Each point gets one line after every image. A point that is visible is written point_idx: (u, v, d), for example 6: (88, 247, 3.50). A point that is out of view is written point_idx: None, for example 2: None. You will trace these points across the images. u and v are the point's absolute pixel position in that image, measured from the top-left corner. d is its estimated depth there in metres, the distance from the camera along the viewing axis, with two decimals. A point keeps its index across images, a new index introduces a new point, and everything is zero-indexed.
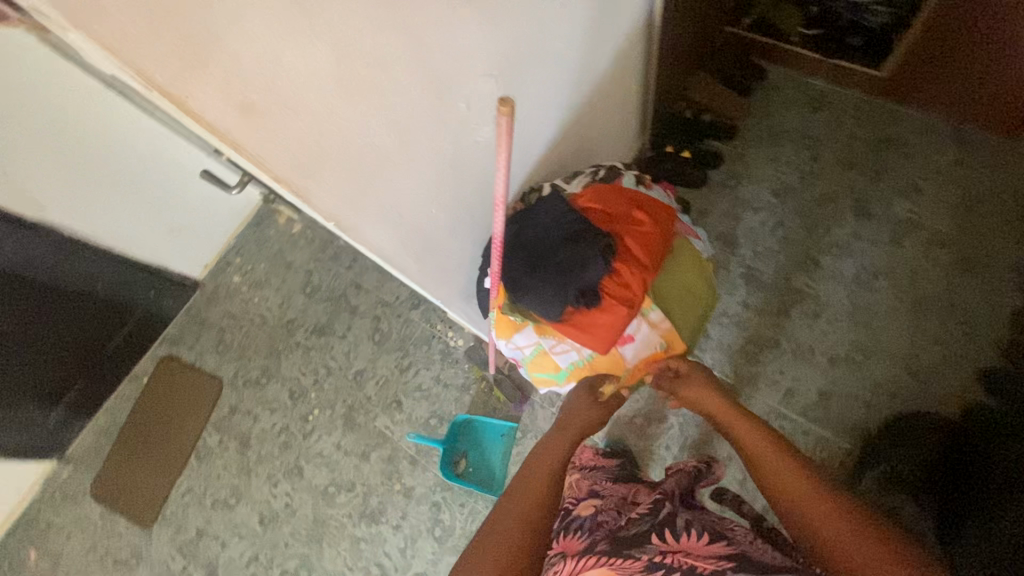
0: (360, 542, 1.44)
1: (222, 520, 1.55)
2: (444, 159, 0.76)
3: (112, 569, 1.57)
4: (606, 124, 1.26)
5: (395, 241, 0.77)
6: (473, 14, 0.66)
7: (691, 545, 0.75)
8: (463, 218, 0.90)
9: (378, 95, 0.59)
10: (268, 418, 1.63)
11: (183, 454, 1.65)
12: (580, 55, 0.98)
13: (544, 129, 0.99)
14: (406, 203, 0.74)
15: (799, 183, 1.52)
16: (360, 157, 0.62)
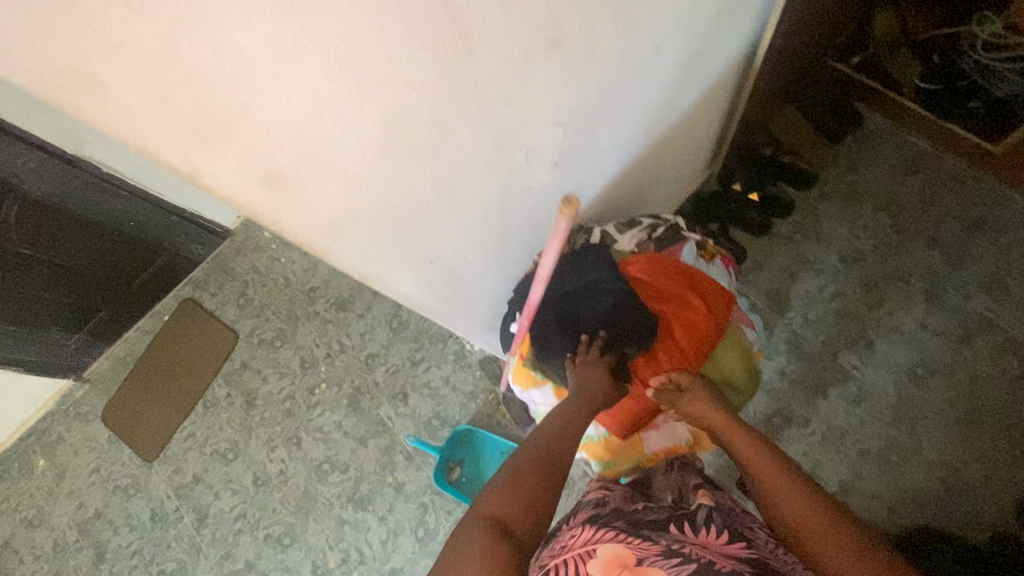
0: (345, 524, 1.47)
1: (218, 472, 1.59)
2: (491, 208, 0.69)
3: (111, 494, 1.63)
4: (673, 162, 1.15)
5: (422, 286, 0.71)
6: (552, 63, 0.57)
7: (708, 541, 0.64)
8: (500, 260, 0.83)
9: (430, 156, 0.52)
10: (276, 382, 1.64)
11: (191, 399, 1.68)
12: (664, 94, 0.87)
13: (607, 169, 0.89)
14: (441, 252, 0.68)
15: (870, 254, 1.39)
16: (397, 214, 0.55)
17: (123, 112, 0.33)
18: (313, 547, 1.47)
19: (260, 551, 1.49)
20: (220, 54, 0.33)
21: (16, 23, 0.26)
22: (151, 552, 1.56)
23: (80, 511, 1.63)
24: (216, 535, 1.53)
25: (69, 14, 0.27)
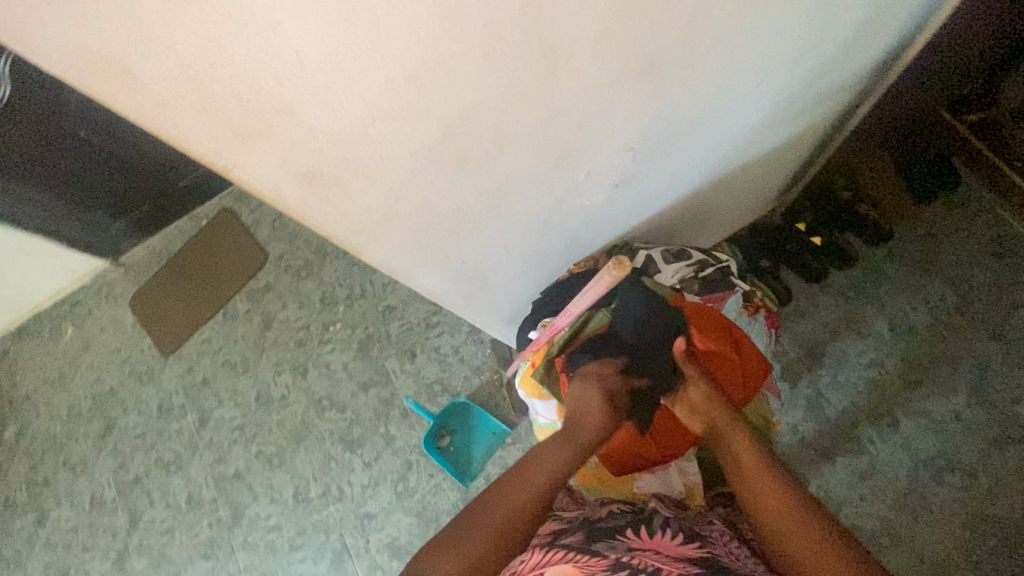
0: (331, 460, 1.52)
1: (225, 381, 1.66)
2: (538, 222, 0.66)
3: (126, 376, 1.73)
4: (741, 193, 1.08)
5: (451, 285, 0.70)
6: (631, 89, 0.52)
7: (664, 546, 0.66)
8: (535, 269, 0.80)
9: (479, 168, 0.50)
10: (294, 310, 1.68)
11: (212, 306, 1.73)
12: (753, 126, 0.79)
13: (669, 194, 0.83)
14: (477, 257, 0.66)
15: (923, 329, 1.29)
16: (435, 220, 0.54)
17: (160, 104, 0.33)
18: (297, 474, 1.53)
19: (250, 464, 1.57)
20: (262, 54, 0.32)
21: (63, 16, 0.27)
22: (152, 438, 1.66)
23: (96, 384, 1.73)
24: (214, 438, 1.62)
25: (124, 25, 0.28)
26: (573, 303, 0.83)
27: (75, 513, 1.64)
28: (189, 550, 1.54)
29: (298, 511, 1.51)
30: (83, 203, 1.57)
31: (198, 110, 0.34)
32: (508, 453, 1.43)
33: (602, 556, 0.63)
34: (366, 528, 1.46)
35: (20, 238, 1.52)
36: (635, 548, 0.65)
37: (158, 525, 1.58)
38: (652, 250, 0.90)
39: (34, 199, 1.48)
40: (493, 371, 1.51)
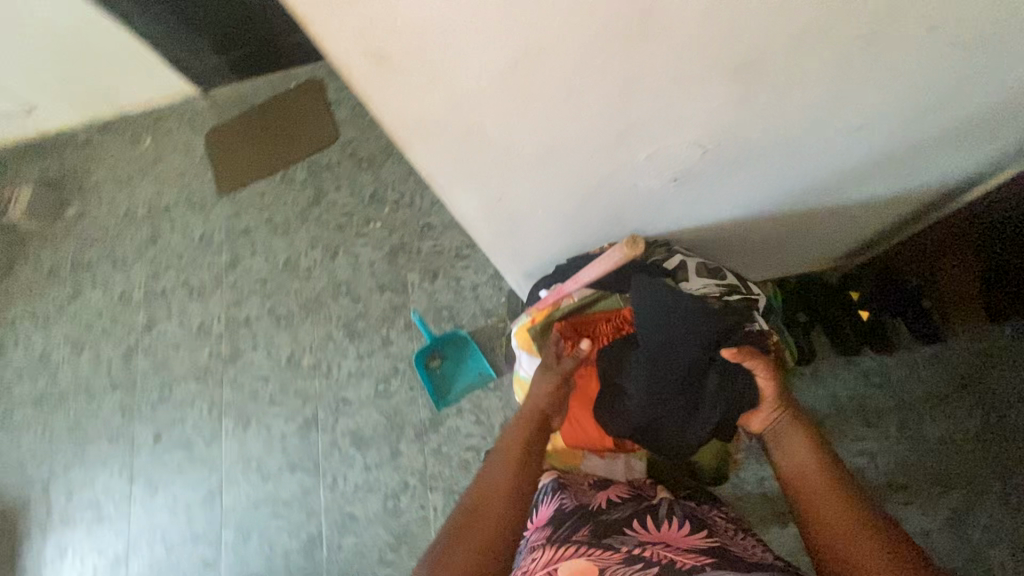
0: (330, 341, 1.62)
1: (264, 236, 1.76)
2: (584, 187, 0.66)
3: (181, 199, 1.85)
4: (803, 239, 1.03)
5: (482, 215, 0.71)
6: (718, 86, 0.51)
7: (673, 538, 0.75)
8: (567, 232, 0.81)
9: (548, 114, 0.52)
10: (344, 195, 1.74)
11: (274, 165, 1.81)
12: (836, 173, 0.76)
13: (726, 208, 0.81)
14: (514, 198, 0.67)
15: (933, 442, 1.24)
16: (488, 146, 0.56)
17: None
18: (298, 340, 1.64)
19: (260, 317, 1.69)
20: None
21: None
22: (186, 262, 1.79)
23: (155, 197, 1.87)
24: (238, 282, 1.74)
25: None
26: (584, 271, 0.85)
27: (105, 301, 1.82)
28: (186, 369, 1.70)
29: (287, 372, 1.62)
30: (191, 29, 1.67)
31: None
32: (486, 397, 1.48)
33: (614, 551, 0.72)
34: (339, 410, 1.56)
35: (125, 37, 1.63)
36: (643, 542, 0.74)
37: (168, 338, 1.74)
38: (689, 258, 0.89)
39: (151, 10, 1.58)
40: (500, 318, 1.54)
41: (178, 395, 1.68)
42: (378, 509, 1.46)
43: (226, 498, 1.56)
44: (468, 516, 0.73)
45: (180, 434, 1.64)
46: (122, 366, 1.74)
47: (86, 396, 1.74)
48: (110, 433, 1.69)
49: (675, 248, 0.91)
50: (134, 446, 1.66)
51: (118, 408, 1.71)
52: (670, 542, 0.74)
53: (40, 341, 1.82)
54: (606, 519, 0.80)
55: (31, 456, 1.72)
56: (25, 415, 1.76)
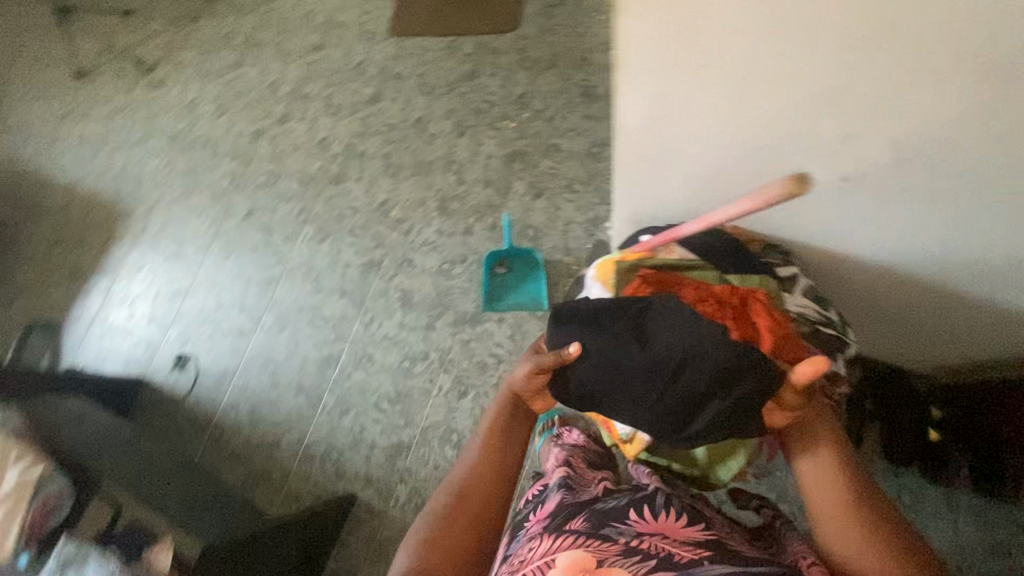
0: (421, 205, 1.70)
1: (409, 88, 1.83)
2: (744, 134, 0.78)
3: (357, 24, 1.95)
4: (891, 312, 1.06)
5: (641, 126, 0.81)
6: (905, 71, 0.66)
7: (670, 530, 0.89)
8: (695, 187, 0.89)
9: (746, 74, 0.70)
10: (494, 84, 1.76)
11: (449, 30, 1.86)
12: (945, 231, 0.85)
13: (840, 230, 0.89)
14: (681, 119, 0.79)
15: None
16: (705, 44, 0.68)
17: None
18: (395, 192, 1.73)
19: (374, 156, 1.79)
20: None
21: None
22: (336, 79, 1.90)
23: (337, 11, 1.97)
24: (369, 118, 1.83)
25: None
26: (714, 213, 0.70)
27: (258, 81, 1.98)
28: (295, 170, 1.84)
29: (373, 213, 1.73)
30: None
31: None
32: (529, 321, 1.52)
33: (612, 543, 0.86)
34: (401, 267, 1.66)
35: None
36: (642, 533, 0.88)
37: (293, 137, 1.88)
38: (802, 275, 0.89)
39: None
40: (576, 260, 1.54)
41: (280, 188, 1.83)
42: (393, 363, 1.57)
43: (278, 289, 1.73)
44: (449, 518, 0.80)
45: (267, 220, 1.81)
46: (247, 141, 1.91)
47: (209, 152, 1.93)
48: (215, 191, 1.89)
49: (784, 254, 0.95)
50: (228, 211, 1.85)
51: (229, 174, 1.89)
52: (666, 531, 0.88)
53: (195, 90, 2.02)
54: (604, 509, 0.97)
55: (150, 178, 1.95)
56: (159, 144, 1.99)
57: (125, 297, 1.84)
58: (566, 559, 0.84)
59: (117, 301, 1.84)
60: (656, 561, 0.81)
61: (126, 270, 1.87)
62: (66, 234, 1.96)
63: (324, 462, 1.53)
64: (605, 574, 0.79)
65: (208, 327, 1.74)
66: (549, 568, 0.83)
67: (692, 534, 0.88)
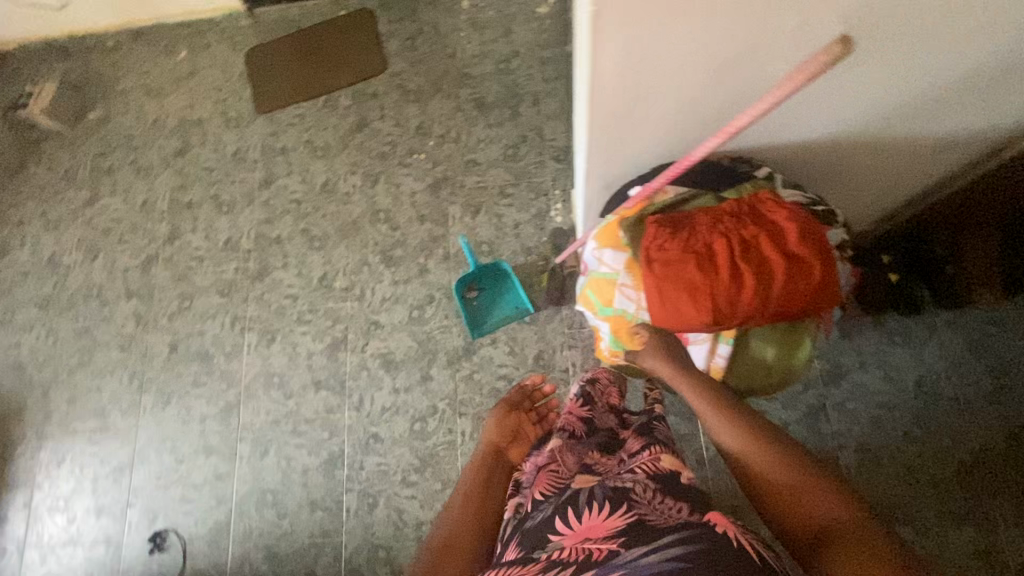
0: (362, 267, 1.61)
1: (302, 158, 1.73)
2: (746, 85, 0.77)
3: (219, 114, 1.82)
4: (880, 172, 1.02)
5: (696, 89, 0.77)
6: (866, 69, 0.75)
7: (593, 527, 0.78)
8: (712, 133, 0.87)
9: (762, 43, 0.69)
10: (390, 125, 1.72)
11: (319, 88, 1.79)
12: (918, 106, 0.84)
13: (865, 105, 0.83)
14: (708, 102, 0.80)
15: (929, 397, 1.33)
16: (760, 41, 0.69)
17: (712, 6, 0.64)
18: (329, 263, 1.62)
19: (290, 237, 1.66)
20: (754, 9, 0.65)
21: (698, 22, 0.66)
22: (215, 175, 1.76)
23: (188, 109, 1.84)
24: (270, 201, 1.71)
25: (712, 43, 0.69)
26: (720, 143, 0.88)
27: (126, 208, 1.77)
28: (209, 282, 1.65)
29: (315, 292, 1.60)
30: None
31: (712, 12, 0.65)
32: (522, 330, 1.49)
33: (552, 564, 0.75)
34: (369, 333, 1.54)
35: None
36: (567, 544, 0.78)
37: (192, 249, 1.69)
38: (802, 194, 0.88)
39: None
40: (534, 258, 1.54)
41: (198, 306, 1.63)
42: (402, 432, 1.45)
43: (242, 413, 1.52)
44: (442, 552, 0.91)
45: (196, 346, 1.60)
46: (137, 274, 1.70)
47: (96, 302, 1.69)
48: (120, 340, 1.64)
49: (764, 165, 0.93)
50: (145, 356, 1.61)
51: (130, 316, 1.66)
52: (589, 534, 0.78)
53: (52, 243, 1.77)
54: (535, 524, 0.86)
55: (32, 359, 1.66)
56: (28, 315, 1.70)
57: (58, 503, 1.52)
58: None
59: (46, 509, 1.52)
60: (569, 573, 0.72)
61: (41, 472, 1.55)
62: None
63: (375, 567, 1.36)
64: None
65: (174, 489, 1.49)
66: None
67: (616, 525, 0.77)
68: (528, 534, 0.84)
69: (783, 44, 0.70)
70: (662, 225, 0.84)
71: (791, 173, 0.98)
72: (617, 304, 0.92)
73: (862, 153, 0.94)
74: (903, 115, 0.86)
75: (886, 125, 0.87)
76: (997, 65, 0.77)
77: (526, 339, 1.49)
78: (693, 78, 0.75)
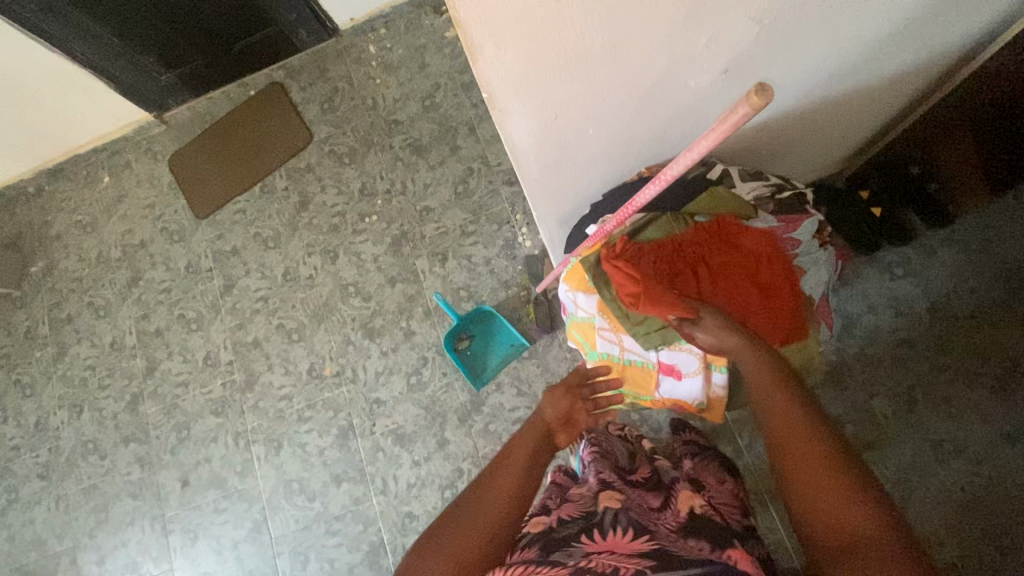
0: (347, 348, 1.55)
1: (255, 253, 1.67)
2: (673, 105, 0.72)
3: (159, 232, 1.75)
4: (833, 130, 0.98)
5: (622, 122, 0.72)
6: (792, 54, 0.70)
7: (618, 544, 0.68)
8: (652, 154, 0.82)
9: (675, 64, 0.64)
10: (333, 195, 1.66)
11: (250, 177, 1.72)
12: (852, 70, 0.80)
13: (800, 86, 0.78)
14: (638, 127, 0.74)
15: (945, 320, 1.29)
16: (674, 62, 0.64)
17: (612, 50, 0.58)
18: (313, 352, 1.57)
19: (267, 337, 1.61)
20: (656, 37, 0.59)
21: (603, 65, 0.60)
22: (174, 295, 1.70)
23: (127, 235, 1.77)
24: (237, 306, 1.65)
25: (624, 78, 0.63)
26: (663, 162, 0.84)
27: (95, 353, 1.71)
28: (201, 405, 1.60)
29: (308, 386, 1.55)
30: (129, 47, 1.57)
31: (614, 54, 0.59)
32: (524, 367, 1.44)
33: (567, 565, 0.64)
34: (373, 413, 1.49)
35: (55, 66, 1.54)
36: (589, 553, 0.66)
37: (174, 377, 1.64)
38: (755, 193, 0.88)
39: (89, 31, 1.48)
40: (516, 291, 1.50)
41: (197, 433, 1.59)
42: (434, 504, 1.41)
43: (272, 528, 1.48)
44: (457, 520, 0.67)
45: (206, 474, 1.55)
46: (127, 417, 1.64)
47: (93, 457, 1.64)
48: (128, 488, 1.59)
49: (714, 168, 0.90)
50: (158, 498, 1.56)
51: (131, 461, 1.61)
52: (616, 548, 0.67)
53: (32, 409, 1.71)
54: (557, 532, 0.73)
55: (47, 531, 1.61)
56: (29, 490, 1.65)
57: None
58: None
59: None
60: None
61: None
62: None
63: None
64: None
65: None
66: None
67: (644, 547, 0.67)
68: (547, 541, 0.71)
69: (699, 56, 0.64)
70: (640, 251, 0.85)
71: (741, 163, 0.95)
72: (602, 348, 0.91)
73: (807, 126, 0.91)
74: (847, 73, 0.80)
75: (832, 86, 0.82)
76: (932, 2, 0.71)
77: (530, 374, 1.44)
78: (615, 114, 0.70)
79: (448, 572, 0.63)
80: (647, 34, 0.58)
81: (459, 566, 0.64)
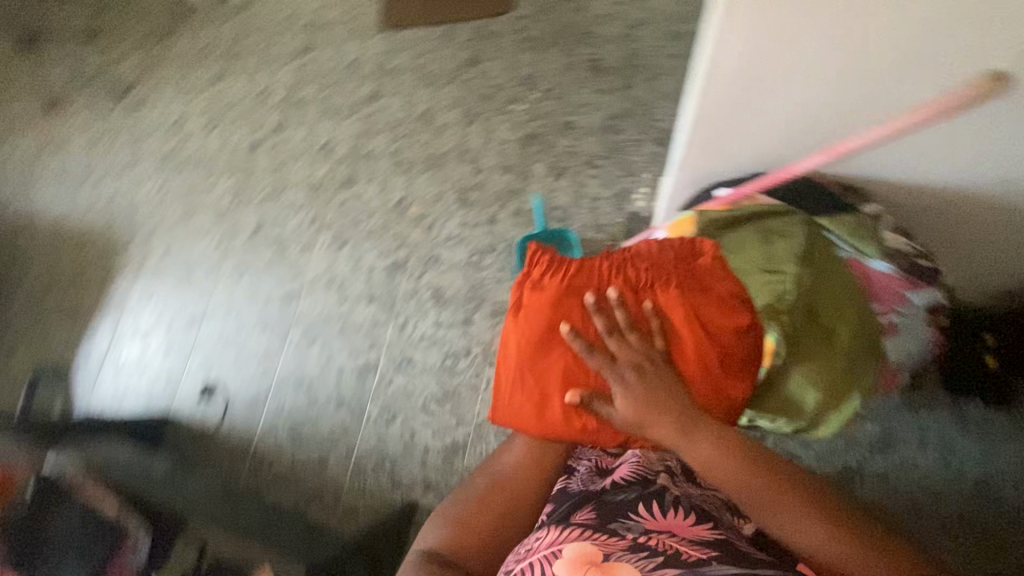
0: (437, 201, 1.65)
1: (409, 82, 1.77)
2: (846, 88, 0.91)
3: (345, 22, 1.88)
4: (958, 232, 1.12)
5: (802, 96, 0.94)
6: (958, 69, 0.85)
7: (677, 527, 0.81)
8: (810, 131, 0.99)
9: (862, 60, 0.87)
10: (500, 68, 1.71)
11: (441, 16, 1.80)
12: (1002, 142, 0.94)
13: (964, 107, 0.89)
14: (807, 100, 0.94)
15: (986, 500, 1.21)
16: (863, 57, 0.86)
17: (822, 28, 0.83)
18: (408, 189, 1.68)
19: (380, 155, 1.73)
20: (859, 22, 0.82)
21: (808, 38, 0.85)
22: (329, 80, 1.84)
23: (320, 11, 1.92)
24: (371, 117, 1.77)
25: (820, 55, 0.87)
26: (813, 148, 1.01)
27: (246, 92, 1.90)
28: (300, 179, 1.77)
29: (389, 213, 1.67)
30: None
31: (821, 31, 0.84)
32: None
33: (621, 539, 0.79)
34: (428, 266, 1.59)
35: None
36: (649, 531, 0.80)
37: (292, 145, 1.81)
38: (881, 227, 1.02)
39: None
40: (604, 237, 1.52)
41: (286, 198, 1.76)
42: (433, 364, 1.52)
43: (300, 305, 1.65)
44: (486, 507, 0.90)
45: (275, 234, 1.73)
46: (242, 154, 1.84)
47: (202, 170, 1.85)
48: (214, 209, 1.80)
49: (851, 189, 1.06)
50: (231, 230, 1.77)
51: (226, 191, 1.81)
52: (676, 530, 0.80)
53: (179, 108, 1.94)
54: (613, 500, 0.86)
55: (142, 205, 1.86)
56: (146, 166, 1.90)
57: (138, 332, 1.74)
58: (572, 548, 0.78)
59: (128, 335, 1.75)
60: (663, 562, 0.73)
61: (130, 302, 1.78)
62: (57, 271, 1.85)
63: (378, 475, 1.47)
64: (612, 569, 0.73)
65: (230, 352, 1.66)
66: (555, 560, 0.76)
67: (704, 532, 0.80)
68: (601, 506, 0.86)
69: (886, 58, 0.86)
70: (531, 322, 0.92)
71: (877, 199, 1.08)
72: None
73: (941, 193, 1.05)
74: (1012, 125, 0.91)
75: (986, 148, 0.96)
76: None
77: None
78: (795, 81, 0.91)
79: (478, 544, 0.88)
80: (843, 44, 0.85)
81: (483, 544, 0.88)
